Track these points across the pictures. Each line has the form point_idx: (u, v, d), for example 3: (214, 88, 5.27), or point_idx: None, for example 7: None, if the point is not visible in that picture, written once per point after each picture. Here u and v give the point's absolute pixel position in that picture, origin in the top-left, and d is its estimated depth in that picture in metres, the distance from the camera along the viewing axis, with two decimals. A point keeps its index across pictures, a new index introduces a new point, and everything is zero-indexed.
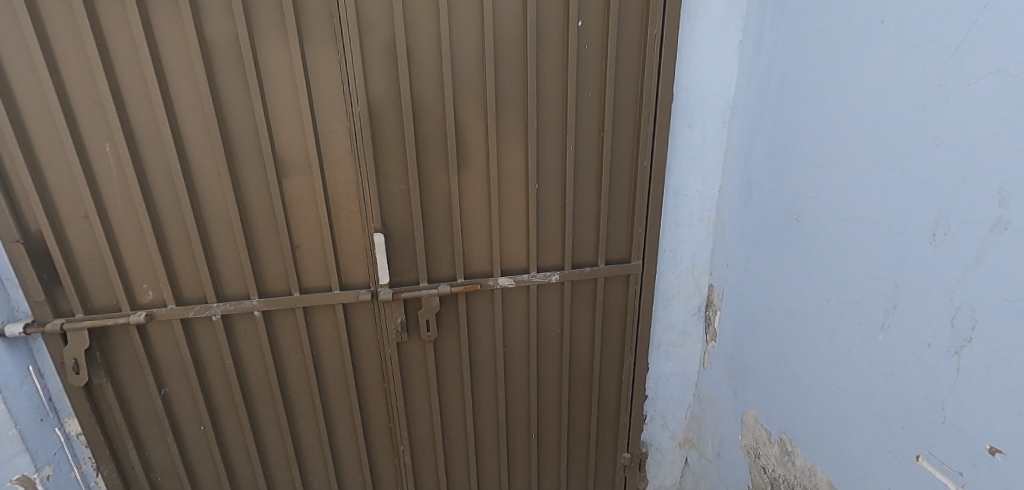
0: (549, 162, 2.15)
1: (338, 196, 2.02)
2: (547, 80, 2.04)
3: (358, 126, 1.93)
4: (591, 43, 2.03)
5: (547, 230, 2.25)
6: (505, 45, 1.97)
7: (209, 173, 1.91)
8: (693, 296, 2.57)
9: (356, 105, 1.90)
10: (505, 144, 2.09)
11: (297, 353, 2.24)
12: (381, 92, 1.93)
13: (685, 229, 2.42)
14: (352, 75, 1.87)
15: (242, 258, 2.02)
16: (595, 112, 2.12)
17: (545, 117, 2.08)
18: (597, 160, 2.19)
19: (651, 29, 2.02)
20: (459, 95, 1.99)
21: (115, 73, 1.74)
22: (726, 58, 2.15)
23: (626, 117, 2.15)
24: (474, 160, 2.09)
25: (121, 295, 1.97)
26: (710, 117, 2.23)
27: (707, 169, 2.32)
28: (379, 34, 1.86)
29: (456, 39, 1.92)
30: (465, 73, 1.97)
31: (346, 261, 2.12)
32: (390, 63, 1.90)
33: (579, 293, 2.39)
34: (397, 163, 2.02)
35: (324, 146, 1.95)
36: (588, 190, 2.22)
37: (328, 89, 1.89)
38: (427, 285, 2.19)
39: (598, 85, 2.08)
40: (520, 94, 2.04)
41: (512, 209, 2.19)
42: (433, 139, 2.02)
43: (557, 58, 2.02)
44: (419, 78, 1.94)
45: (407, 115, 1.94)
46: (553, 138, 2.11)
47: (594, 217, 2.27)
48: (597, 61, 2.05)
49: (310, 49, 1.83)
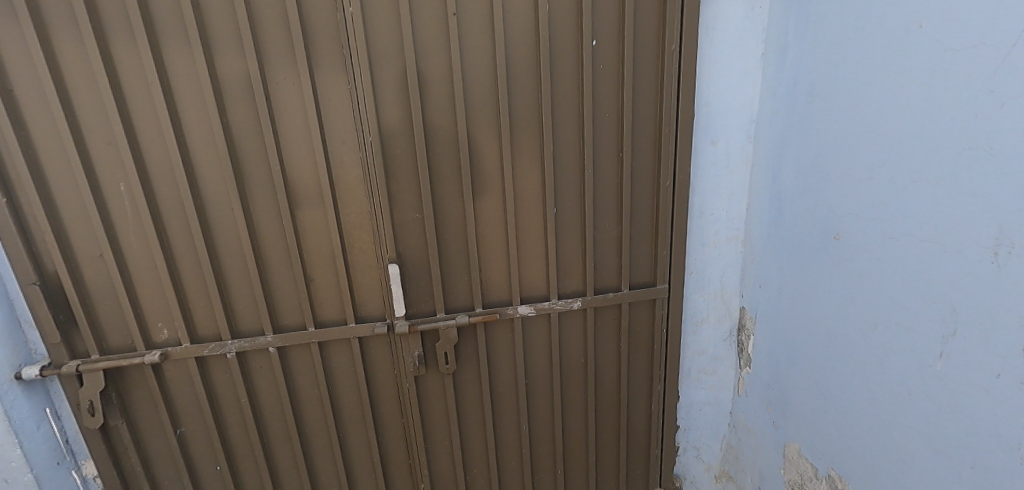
0: (567, 185, 2.07)
1: (352, 227, 1.98)
2: (562, 102, 1.98)
3: (371, 157, 1.90)
4: (607, 63, 1.97)
5: (567, 255, 2.16)
6: (518, 69, 1.92)
7: (223, 209, 1.89)
8: (724, 320, 2.44)
9: (368, 136, 1.87)
10: (520, 168, 2.02)
11: (313, 389, 2.17)
12: (393, 121, 1.89)
13: (712, 249, 2.31)
14: (363, 105, 1.84)
15: (256, 294, 1.98)
16: (613, 132, 2.05)
17: (562, 140, 2.02)
18: (617, 181, 2.10)
19: (669, 45, 1.96)
20: (472, 120, 1.95)
21: (129, 114, 1.74)
22: (748, 72, 2.07)
23: (646, 136, 2.08)
24: (489, 185, 2.03)
25: (136, 335, 1.95)
26: (733, 132, 2.14)
27: (732, 186, 2.22)
28: (390, 64, 1.84)
29: (467, 64, 1.89)
30: (477, 99, 1.93)
31: (361, 294, 2.06)
32: (401, 92, 1.87)
33: (602, 320, 2.29)
34: (410, 192, 1.97)
35: (336, 177, 1.92)
36: (608, 213, 2.14)
37: (339, 120, 1.86)
38: (444, 316, 2.11)
39: (615, 105, 2.02)
40: (534, 118, 1.98)
41: (530, 235, 2.12)
42: (447, 167, 1.98)
43: (572, 80, 1.96)
44: (431, 106, 1.91)
45: (419, 144, 1.90)
46: (570, 161, 2.05)
47: (616, 241, 2.18)
48: (614, 81, 1.99)
49: (321, 81, 1.81)
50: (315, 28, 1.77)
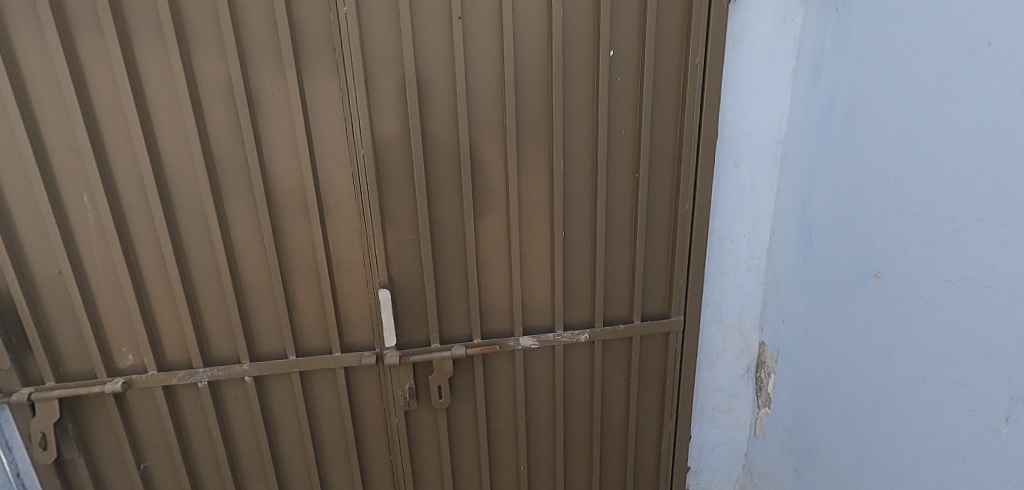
0: (577, 208, 1.90)
1: (340, 248, 1.81)
2: (574, 117, 1.81)
3: (364, 172, 1.73)
4: (625, 76, 1.80)
5: (576, 283, 1.99)
6: (527, 81, 1.76)
7: (197, 225, 1.71)
8: (741, 355, 2.25)
9: (361, 149, 1.70)
10: (527, 188, 1.85)
11: (293, 422, 1.98)
12: (389, 134, 1.72)
13: (731, 279, 2.13)
14: (356, 114, 1.67)
15: (232, 319, 1.80)
16: (629, 152, 1.88)
17: (573, 158, 1.85)
18: (632, 205, 1.93)
19: (693, 59, 1.79)
20: (475, 134, 1.78)
21: (95, 118, 1.57)
22: (776, 90, 1.91)
23: (664, 156, 1.91)
24: (492, 205, 1.85)
25: (97, 360, 1.76)
26: (758, 154, 1.98)
27: (755, 212, 2.05)
28: (386, 70, 1.67)
29: (472, 73, 1.72)
30: (482, 111, 1.76)
31: (348, 321, 1.89)
32: (399, 103, 1.70)
33: (611, 354, 2.10)
34: (406, 212, 1.80)
35: (325, 193, 1.75)
36: (621, 238, 1.96)
37: (329, 130, 1.69)
38: (440, 347, 1.93)
39: (632, 123, 1.85)
40: (543, 134, 1.81)
41: (535, 260, 1.94)
42: (447, 185, 1.80)
43: (586, 94, 1.80)
44: (432, 118, 1.74)
45: (417, 159, 1.73)
46: (582, 182, 1.88)
47: (628, 269, 2.01)
48: (631, 96, 1.83)
49: (310, 88, 1.65)
50: (306, 29, 1.61)
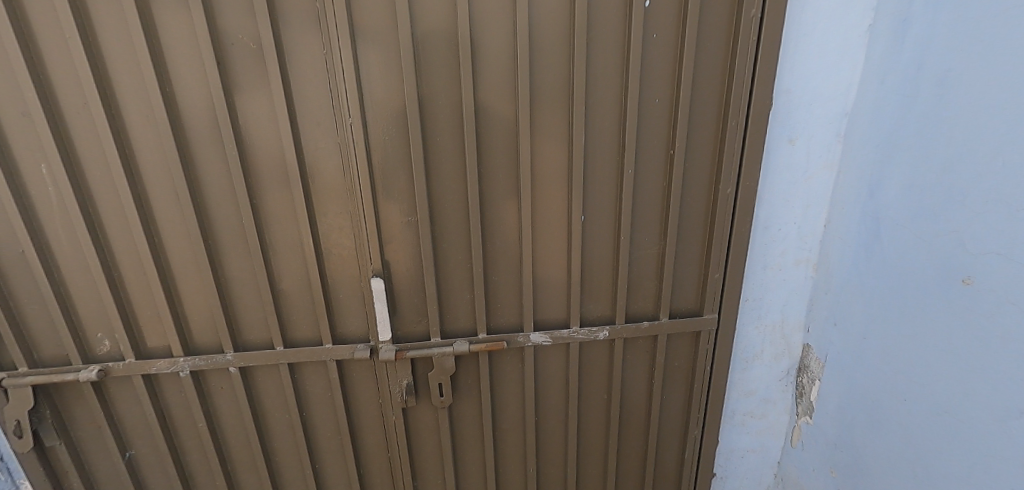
0: (600, 189, 1.64)
1: (329, 230, 1.61)
2: (600, 82, 1.52)
3: (354, 146, 1.50)
4: (662, 32, 1.49)
5: (595, 275, 1.75)
6: (544, 37, 1.47)
7: (167, 203, 1.54)
8: (781, 358, 2.00)
9: (349, 119, 1.48)
10: (542, 166, 1.60)
11: (283, 415, 1.84)
12: (381, 101, 1.48)
13: (775, 272, 1.87)
14: (341, 77, 1.43)
15: (212, 305, 1.65)
16: (663, 125, 1.59)
17: (596, 132, 1.57)
18: (664, 187, 1.66)
19: (747, 10, 1.47)
20: (482, 101, 1.52)
21: (47, 79, 1.39)
22: (847, 51, 1.58)
23: (705, 131, 1.61)
24: (501, 185, 1.61)
25: (70, 346, 1.63)
26: (818, 129, 1.67)
27: (809, 197, 1.76)
28: (377, 24, 1.42)
29: (478, 28, 1.45)
30: (490, 74, 1.50)
31: (339, 310, 1.71)
32: (392, 64, 1.45)
33: (633, 353, 1.88)
34: (401, 192, 1.58)
35: (309, 168, 1.54)
36: (648, 225, 1.70)
37: (313, 96, 1.47)
38: (441, 342, 1.73)
39: (668, 90, 1.56)
40: (563, 102, 1.54)
41: (550, 249, 1.71)
42: (448, 161, 1.56)
43: (614, 54, 1.50)
44: (430, 82, 1.49)
45: (413, 131, 1.49)
46: (606, 159, 1.60)
47: (656, 259, 1.76)
48: (669, 57, 1.52)
49: (289, 46, 1.42)
50: None
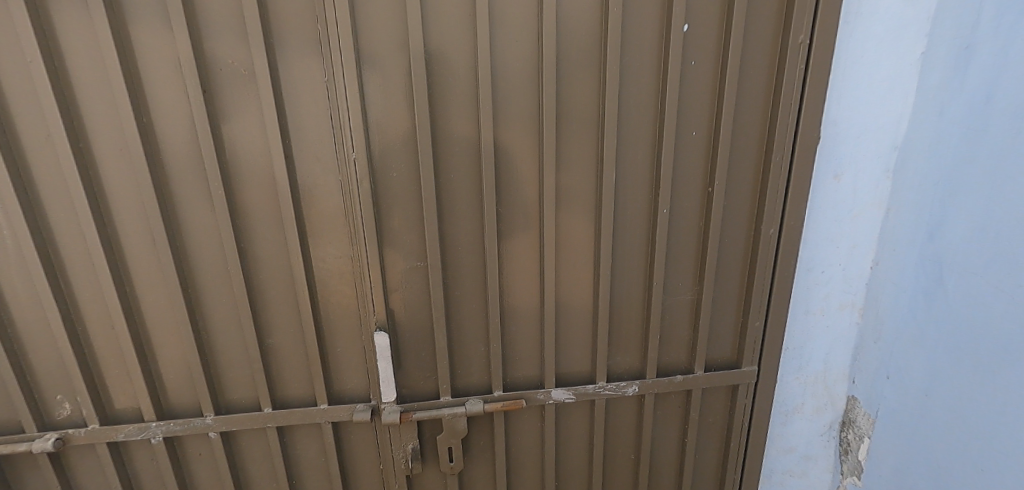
0: (630, 230, 1.48)
1: (328, 277, 1.43)
2: (632, 114, 1.38)
3: (358, 184, 1.33)
4: (701, 60, 1.36)
5: (624, 323, 1.58)
6: (572, 65, 1.33)
7: (143, 246, 1.35)
8: (824, 410, 1.82)
9: (353, 154, 1.31)
10: (567, 205, 1.44)
11: (270, 484, 1.61)
12: (389, 134, 1.32)
13: (817, 318, 1.71)
14: (344, 108, 1.27)
15: (191, 362, 1.45)
16: (700, 160, 1.44)
17: (628, 169, 1.42)
18: (700, 227, 1.50)
19: (794, 36, 1.34)
20: (502, 134, 1.36)
21: (5, 109, 1.21)
22: (897, 81, 1.46)
23: (745, 166, 1.46)
24: (522, 226, 1.45)
25: (23, 412, 1.41)
26: (865, 164, 1.54)
27: (855, 236, 1.62)
28: (386, 50, 1.27)
29: (499, 54, 1.30)
30: (511, 105, 1.34)
31: (337, 366, 1.52)
32: (403, 93, 1.30)
33: (664, 409, 1.69)
34: (410, 234, 1.40)
35: (306, 208, 1.37)
36: (682, 269, 1.54)
37: (312, 128, 1.30)
38: (451, 401, 1.54)
39: (706, 122, 1.41)
40: (592, 135, 1.39)
41: (574, 295, 1.53)
42: (463, 199, 1.40)
43: (649, 83, 1.36)
44: (445, 114, 1.33)
45: (425, 167, 1.33)
46: (638, 198, 1.45)
47: (690, 306, 1.59)
48: (708, 86, 1.38)
49: (286, 73, 1.26)
50: None
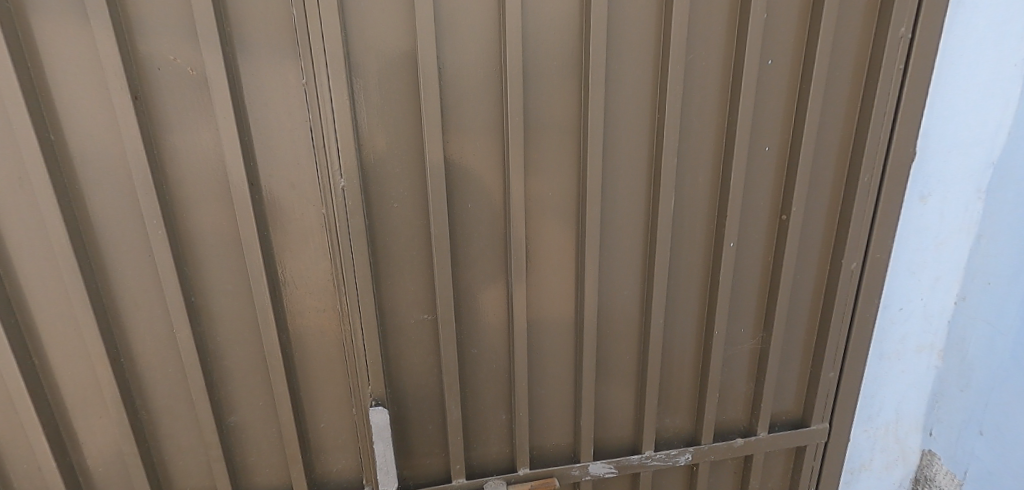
0: (686, 267, 1.21)
1: (309, 335, 1.11)
2: (694, 128, 1.11)
3: (348, 219, 1.00)
4: (778, 58, 1.09)
5: (674, 377, 1.31)
6: (622, 65, 1.05)
7: (55, 305, 1.01)
8: (894, 466, 1.57)
9: (340, 180, 0.98)
10: (612, 239, 1.16)
11: None
12: (390, 154, 1.02)
13: (893, 363, 1.44)
14: (328, 121, 0.95)
15: (125, 451, 1.10)
16: (771, 181, 1.18)
17: (685, 195, 1.15)
18: (767, 263, 1.24)
19: (895, 30, 1.08)
20: (533, 154, 1.08)
21: None
22: (999, 84, 1.21)
23: (823, 188, 1.20)
24: (554, 266, 1.17)
25: None
26: (957, 183, 1.29)
27: (939, 267, 1.36)
28: (386, 45, 0.96)
29: (532, 52, 1.01)
30: (545, 117, 1.06)
31: (322, 443, 1.20)
32: (408, 101, 1.00)
33: (718, 476, 1.41)
34: (415, 279, 1.10)
35: (280, 249, 1.05)
36: (745, 312, 1.27)
37: (286, 148, 0.99)
38: (466, 484, 1.22)
39: (781, 135, 1.15)
40: (644, 152, 1.11)
41: (617, 346, 1.25)
42: (485, 234, 1.11)
43: (715, 87, 1.09)
44: (461, 128, 1.03)
45: (436, 196, 1.02)
46: (697, 229, 1.18)
47: (752, 355, 1.32)
48: (785, 91, 1.12)
49: (251, 76, 0.94)
50: None
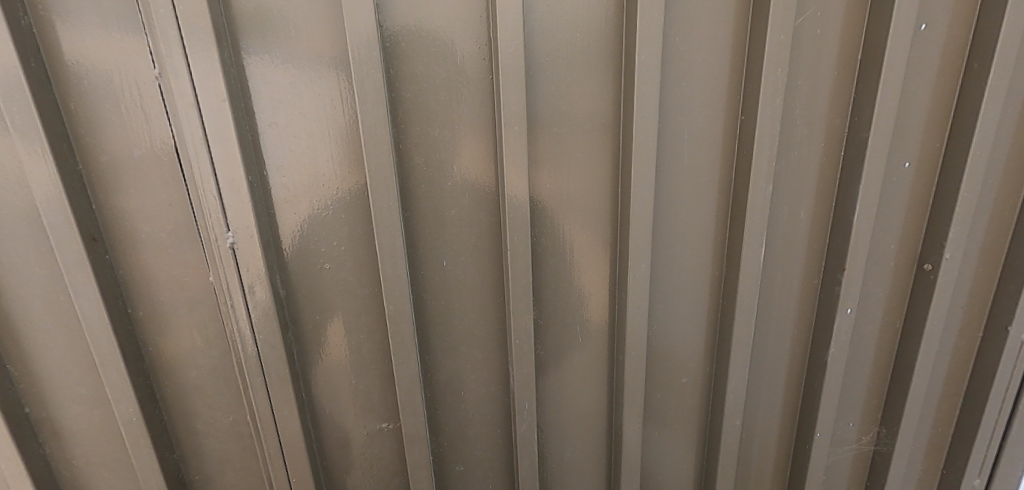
0: (775, 339, 0.84)
1: (219, 451, 0.77)
2: (795, 141, 0.72)
3: (247, 296, 0.66)
4: (935, 20, 0.69)
5: (752, 483, 0.94)
6: (685, 40, 0.67)
7: None
8: None
9: (225, 236, 0.63)
10: (665, 306, 0.80)
11: None
12: (311, 191, 0.68)
13: None
14: (200, 143, 0.59)
15: None
16: (906, 214, 0.78)
17: (778, 239, 0.77)
18: (891, 330, 0.86)
19: None
20: (547, 187, 0.71)
21: None
22: None
23: (985, 224, 0.79)
24: (580, 347, 0.80)
25: None
26: None
27: None
28: (302, 23, 0.62)
29: (543, 29, 0.64)
30: (567, 131, 0.69)
31: None
32: (336, 107, 0.65)
33: None
34: (364, 373, 0.78)
35: (160, 337, 0.70)
36: (854, 398, 0.89)
37: (152, 187, 0.64)
38: None
39: (927, 143, 0.75)
40: (715, 177, 0.74)
41: (671, 447, 0.89)
42: (474, 303, 0.75)
43: (832, 72, 0.71)
44: (436, 150, 0.67)
45: (389, 256, 0.67)
46: (790, 288, 0.81)
47: (859, 454, 0.94)
48: (939, 75, 0.72)
49: (84, 77, 0.59)
50: None
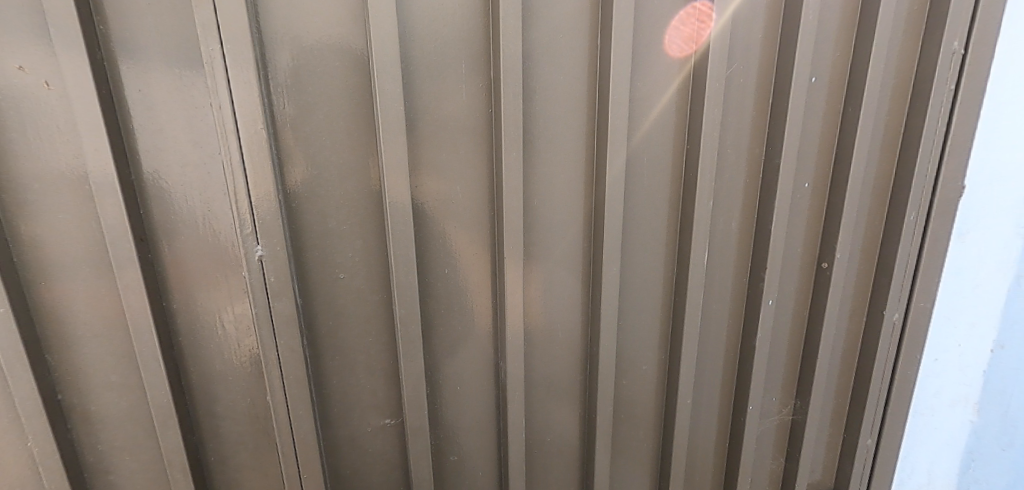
0: (714, 326, 1.02)
1: (236, 436, 0.85)
2: (724, 166, 0.92)
3: (269, 299, 0.75)
4: (821, 74, 0.91)
5: (698, 452, 1.11)
6: (640, 85, 0.85)
7: None
8: None
9: (255, 249, 0.73)
10: (627, 301, 0.96)
11: None
12: (332, 207, 0.79)
13: (931, 421, 1.27)
14: (245, 161, 0.70)
15: None
16: (808, 224, 0.99)
17: (714, 244, 0.96)
18: (801, 317, 1.07)
19: (951, 42, 0.89)
20: (533, 202, 0.86)
21: None
22: None
23: (862, 232, 1.02)
24: (557, 336, 0.95)
25: None
26: (1002, 220, 1.11)
27: (979, 313, 1.18)
28: (332, 61, 0.74)
29: (531, 73, 0.80)
30: (550, 155, 0.85)
31: None
32: (357, 131, 0.77)
33: None
34: (371, 370, 0.88)
35: (192, 330, 0.78)
36: (776, 375, 1.09)
37: (195, 197, 0.73)
38: None
39: (820, 168, 0.97)
40: (666, 194, 0.92)
41: (633, 422, 1.05)
42: (469, 301, 0.88)
43: (751, 111, 0.91)
44: (441, 171, 0.81)
45: (403, 263, 0.79)
46: (724, 283, 0.99)
47: (782, 423, 1.14)
48: (825, 116, 0.94)
49: (143, 102, 0.68)
50: None
